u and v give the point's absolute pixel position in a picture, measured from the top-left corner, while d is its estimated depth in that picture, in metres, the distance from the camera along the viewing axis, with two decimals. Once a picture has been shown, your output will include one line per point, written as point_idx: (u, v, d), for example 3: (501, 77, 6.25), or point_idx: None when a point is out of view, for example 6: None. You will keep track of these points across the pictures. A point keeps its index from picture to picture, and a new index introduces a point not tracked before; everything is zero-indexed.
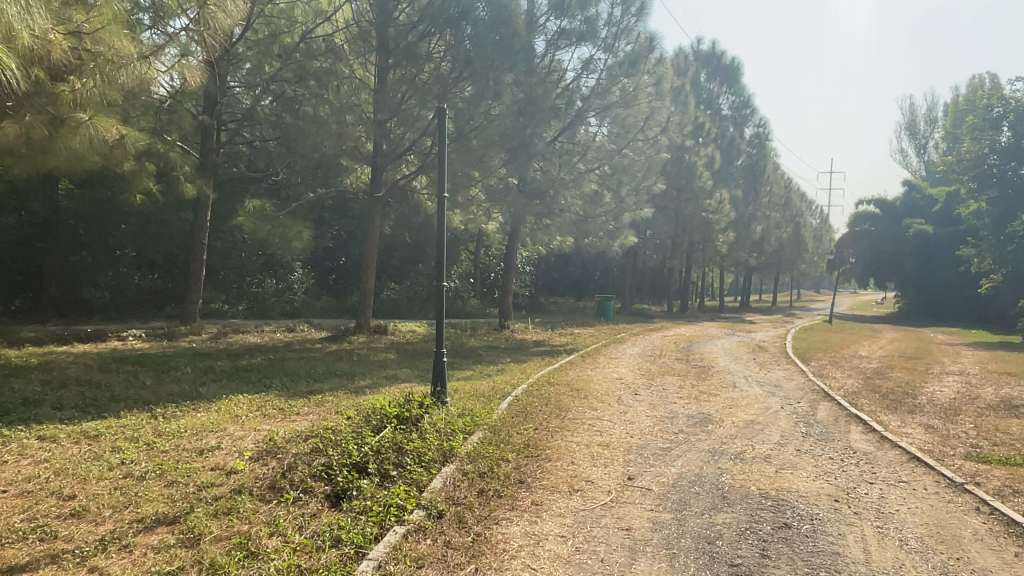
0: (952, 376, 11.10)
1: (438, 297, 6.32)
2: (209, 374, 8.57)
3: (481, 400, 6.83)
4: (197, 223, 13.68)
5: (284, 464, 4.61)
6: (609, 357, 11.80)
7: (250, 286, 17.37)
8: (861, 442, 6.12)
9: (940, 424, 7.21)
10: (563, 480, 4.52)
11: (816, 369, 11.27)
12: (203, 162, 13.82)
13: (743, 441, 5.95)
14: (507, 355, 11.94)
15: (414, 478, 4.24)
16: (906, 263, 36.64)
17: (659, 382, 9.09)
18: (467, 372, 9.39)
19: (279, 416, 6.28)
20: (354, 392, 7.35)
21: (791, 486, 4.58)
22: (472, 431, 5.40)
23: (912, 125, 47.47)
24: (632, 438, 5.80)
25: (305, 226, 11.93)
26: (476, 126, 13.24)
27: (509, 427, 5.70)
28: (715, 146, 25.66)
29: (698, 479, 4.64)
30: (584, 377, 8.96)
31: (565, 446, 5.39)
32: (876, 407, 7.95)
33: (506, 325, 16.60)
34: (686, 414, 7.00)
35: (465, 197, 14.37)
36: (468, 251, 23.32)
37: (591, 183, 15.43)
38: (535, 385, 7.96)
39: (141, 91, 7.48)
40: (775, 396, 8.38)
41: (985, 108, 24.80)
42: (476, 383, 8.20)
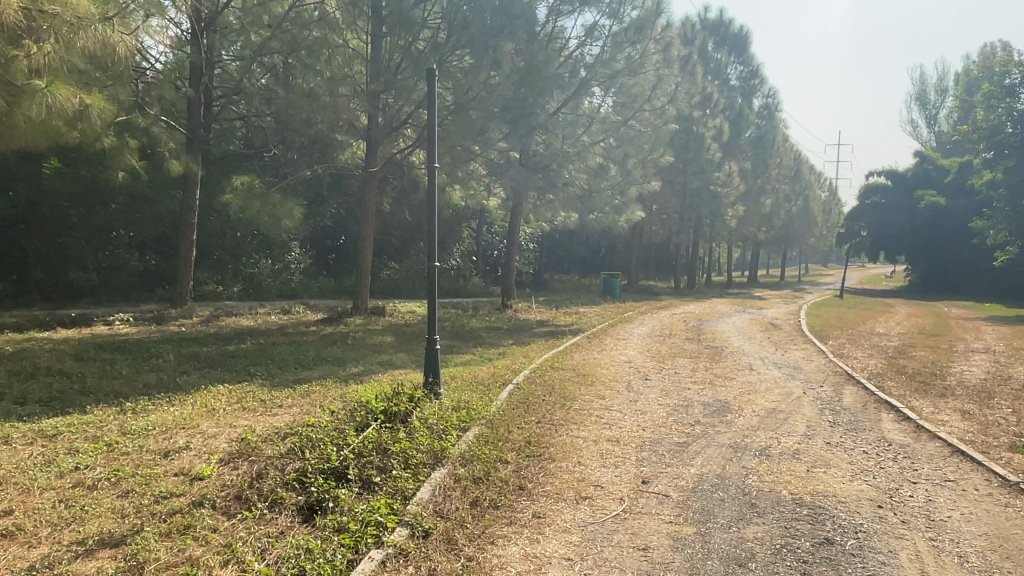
0: (979, 354, 10.51)
1: (430, 273, 5.67)
2: (191, 362, 8.06)
3: (479, 389, 6.27)
4: (186, 201, 13.10)
5: (253, 471, 4.10)
6: (616, 337, 11.25)
7: (245, 267, 16.81)
8: (897, 433, 5.56)
9: (977, 409, 6.63)
10: (570, 486, 3.99)
11: (834, 348, 10.71)
12: (191, 138, 13.22)
13: (767, 434, 5.40)
14: (510, 337, 11.39)
15: (398, 487, 3.72)
16: (918, 236, 35.90)
17: (670, 366, 8.56)
18: (465, 356, 8.86)
19: (259, 410, 5.76)
20: (343, 382, 6.84)
21: (828, 490, 4.05)
22: (468, 427, 4.87)
23: (922, 95, 46.39)
24: (644, 432, 5.26)
25: (296, 204, 11.34)
26: (475, 96, 12.59)
27: (509, 421, 5.18)
28: (723, 117, 24.99)
29: (723, 483, 4.12)
30: (590, 361, 8.42)
31: (571, 442, 4.87)
32: (905, 391, 7.39)
33: (510, 305, 15.99)
34: (701, 402, 6.46)
35: (465, 172, 13.78)
36: (470, 228, 22.76)
37: (596, 157, 14.77)
38: (538, 370, 7.44)
39: (106, 56, 6.99)
40: (795, 380, 7.83)
41: (1003, 74, 23.99)
42: (474, 369, 7.65)
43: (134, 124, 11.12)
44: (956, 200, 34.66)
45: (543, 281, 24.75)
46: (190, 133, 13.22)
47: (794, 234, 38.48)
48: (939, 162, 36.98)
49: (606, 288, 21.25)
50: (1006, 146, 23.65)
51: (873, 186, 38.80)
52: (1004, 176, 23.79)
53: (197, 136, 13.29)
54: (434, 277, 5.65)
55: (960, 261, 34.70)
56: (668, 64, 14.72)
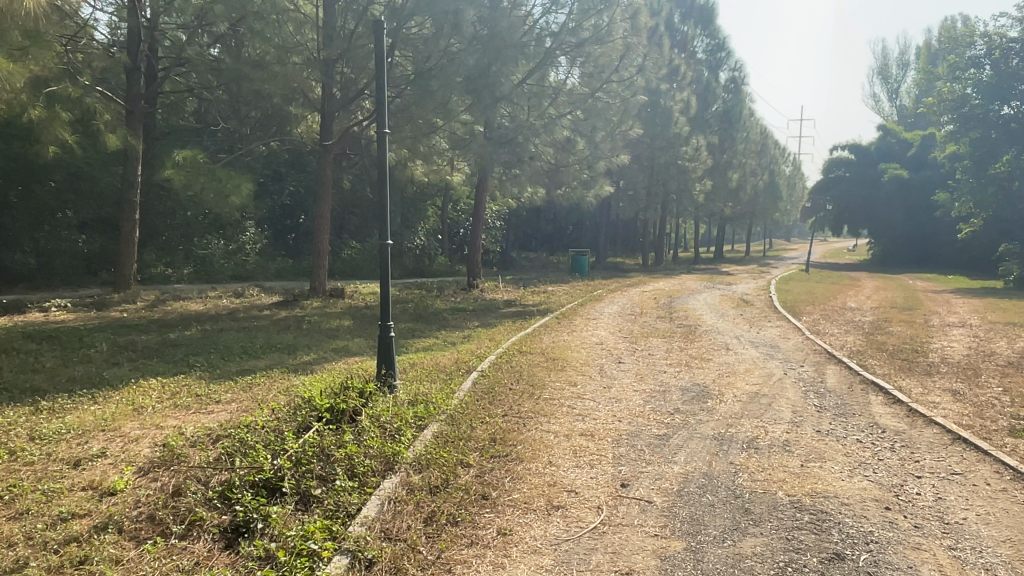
0: (956, 328, 10.27)
1: (381, 253, 5.07)
2: (126, 352, 7.38)
3: (439, 380, 5.72)
4: (127, 178, 12.26)
5: (173, 485, 3.53)
6: (586, 317, 10.79)
7: (196, 248, 15.96)
8: (890, 418, 5.17)
9: (966, 389, 6.30)
10: (542, 493, 3.50)
11: (810, 324, 10.38)
12: (131, 111, 12.36)
13: (753, 422, 4.96)
14: (475, 319, 10.86)
15: (339, 502, 3.18)
16: (882, 209, 36.02)
17: (643, 347, 8.12)
18: (428, 341, 8.30)
19: (192, 408, 5.17)
20: (291, 373, 6.25)
21: (828, 490, 3.62)
22: (425, 424, 4.34)
23: (885, 69, 46.50)
24: (620, 424, 4.78)
25: (244, 179, 10.62)
26: (435, 65, 11.93)
27: (471, 415, 4.66)
28: (691, 91, 24.53)
29: (710, 484, 3.67)
30: (561, 344, 7.92)
31: (541, 438, 4.38)
32: (889, 369, 7.05)
33: (476, 284, 15.42)
34: (679, 387, 6.02)
35: (426, 146, 13.13)
36: (435, 206, 22.08)
37: (563, 129, 14.18)
38: (505, 355, 6.93)
39: (12, 11, 6.10)
40: (775, 360, 7.45)
41: (968, 45, 23.88)
42: (435, 356, 7.10)
43: (65, 94, 10.16)
44: (919, 173, 34.79)
45: (510, 259, 24.22)
46: (129, 105, 12.35)
47: (760, 209, 38.39)
48: (901, 135, 37.01)
49: (574, 266, 20.77)
50: (971, 118, 23.54)
51: (838, 161, 38.72)
52: (966, 148, 23.78)
53: (138, 108, 12.45)
54: (387, 256, 5.05)
55: (925, 233, 35.01)
56: (636, 32, 13.89)
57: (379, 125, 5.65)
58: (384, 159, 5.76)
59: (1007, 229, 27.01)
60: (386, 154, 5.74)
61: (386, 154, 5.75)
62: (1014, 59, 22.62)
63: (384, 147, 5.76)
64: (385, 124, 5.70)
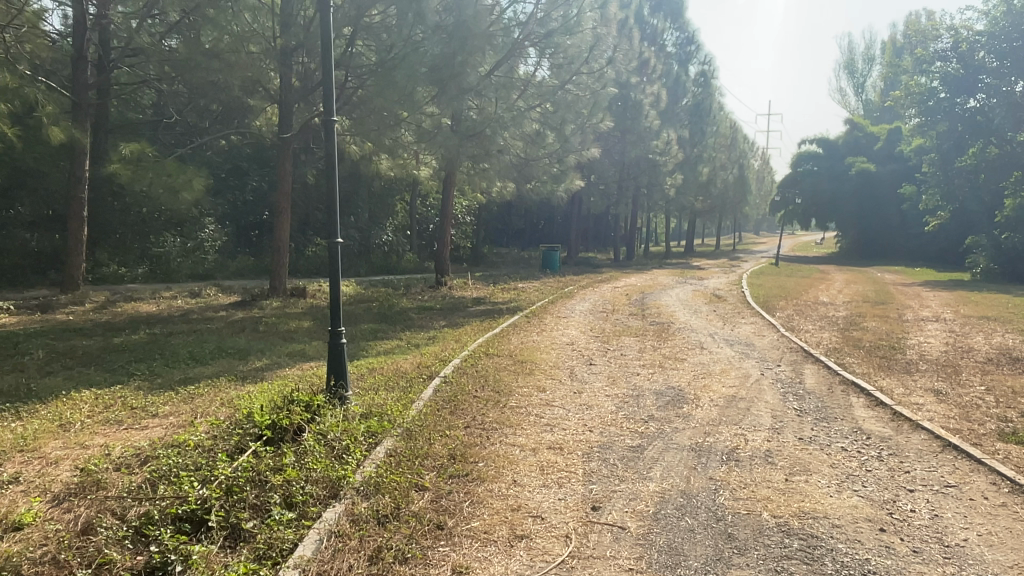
0: (930, 323, 10.14)
1: (331, 251, 4.66)
2: (63, 359, 6.87)
3: (398, 388, 5.33)
4: (74, 173, 11.65)
5: (83, 521, 3.11)
6: (556, 315, 10.45)
7: (151, 246, 15.31)
8: (876, 423, 4.90)
9: (949, 389, 6.08)
10: (503, 520, 3.14)
11: (784, 320, 10.17)
12: (77, 102, 11.75)
13: (732, 430, 4.65)
14: (442, 318, 10.47)
15: (271, 539, 2.80)
16: (849, 203, 36.23)
17: (615, 347, 7.80)
18: (390, 343, 7.88)
19: (124, 423, 4.73)
20: (240, 381, 5.82)
21: (817, 509, 3.32)
22: (379, 440, 3.95)
23: (851, 64, 46.86)
24: (590, 435, 4.44)
25: (197, 174, 10.11)
26: (399, 56, 11.51)
27: (430, 428, 4.29)
28: (661, 84, 24.35)
29: (689, 505, 3.34)
30: (530, 345, 7.57)
31: (505, 453, 4.03)
32: (868, 368, 6.81)
33: (444, 282, 15.00)
34: (653, 391, 5.70)
35: (391, 139, 12.70)
36: (403, 201, 21.61)
37: (532, 122, 13.82)
38: (469, 358, 6.55)
39: None
40: (751, 360, 7.17)
41: (934, 39, 23.92)
42: (396, 360, 6.70)
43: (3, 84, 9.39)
44: (886, 167, 35.08)
45: (481, 255, 23.80)
46: (75, 96, 11.73)
47: (730, 203, 38.40)
48: (868, 128, 37.24)
49: (545, 261, 20.44)
50: (938, 111, 23.67)
51: (805, 154, 38.82)
52: (936, 141, 24.17)
53: (85, 100, 11.83)
54: (337, 254, 4.63)
55: (892, 226, 35.35)
56: (606, 22, 13.56)
57: (326, 114, 5.24)
58: (332, 148, 5.36)
59: (973, 222, 27.38)
60: (334, 141, 5.33)
61: (335, 142, 5.33)
62: (979, 53, 22.65)
63: (332, 134, 5.35)
64: (332, 112, 5.30)
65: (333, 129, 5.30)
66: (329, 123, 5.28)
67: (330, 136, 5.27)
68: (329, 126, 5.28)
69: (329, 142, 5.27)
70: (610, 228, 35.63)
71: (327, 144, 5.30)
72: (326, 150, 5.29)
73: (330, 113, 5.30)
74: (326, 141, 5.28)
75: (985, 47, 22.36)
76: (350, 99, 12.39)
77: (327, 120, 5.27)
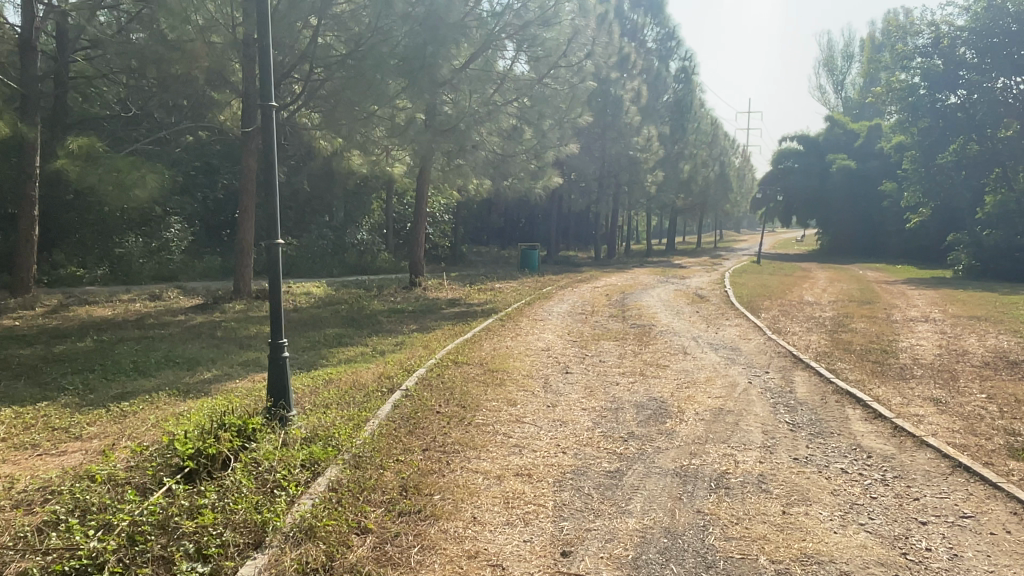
0: (920, 324, 9.79)
1: (270, 255, 4.06)
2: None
3: (352, 403, 4.83)
4: (23, 171, 10.96)
5: None
6: (533, 318, 9.96)
7: (112, 246, 14.64)
8: (876, 440, 4.49)
9: (948, 398, 5.69)
10: (456, 572, 2.67)
11: (770, 321, 9.76)
12: (26, 95, 11.05)
13: (721, 450, 4.20)
14: (413, 321, 9.95)
15: None
16: (830, 200, 36.12)
17: (594, 353, 7.34)
18: (353, 351, 7.38)
19: (39, 449, 4.19)
20: (180, 396, 5.29)
21: (822, 552, 2.87)
22: (322, 470, 3.46)
23: (830, 61, 46.80)
24: (562, 458, 3.97)
25: (152, 171, 9.49)
26: (368, 47, 10.99)
27: (383, 454, 3.79)
28: (641, 79, 23.93)
29: (674, 547, 2.88)
30: (503, 352, 7.08)
31: (467, 483, 3.54)
32: (862, 374, 6.41)
33: (418, 282, 14.49)
34: (634, 403, 5.25)
35: (362, 135, 12.16)
36: (378, 199, 21.04)
37: (509, 116, 13.32)
38: (435, 368, 6.04)
39: None
40: (737, 366, 6.74)
41: (914, 34, 23.69)
42: (357, 370, 6.19)
43: None
44: (867, 164, 35.04)
45: (460, 254, 23.28)
46: (25, 88, 11.02)
47: (711, 200, 38.13)
48: (848, 125, 37.17)
49: (524, 260, 19.98)
50: (921, 107, 23.48)
51: (785, 152, 38.61)
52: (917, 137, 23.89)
53: (35, 92, 11.14)
54: (277, 258, 4.04)
55: (873, 224, 35.34)
56: (584, 14, 13.11)
57: (263, 99, 4.61)
58: (271, 135, 4.70)
59: (953, 219, 27.36)
60: (275, 128, 4.67)
61: (275, 130, 4.67)
62: (960, 49, 22.42)
63: (272, 120, 4.69)
64: (271, 97, 4.66)
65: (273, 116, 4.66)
66: (268, 110, 4.64)
67: (269, 123, 4.62)
68: (268, 113, 4.64)
69: (268, 130, 4.62)
70: (590, 226, 35.25)
71: (266, 131, 4.64)
72: (263, 138, 4.62)
73: (269, 98, 4.66)
74: (264, 128, 4.63)
75: (966, 43, 22.14)
76: (318, 92, 11.83)
77: (266, 106, 4.63)
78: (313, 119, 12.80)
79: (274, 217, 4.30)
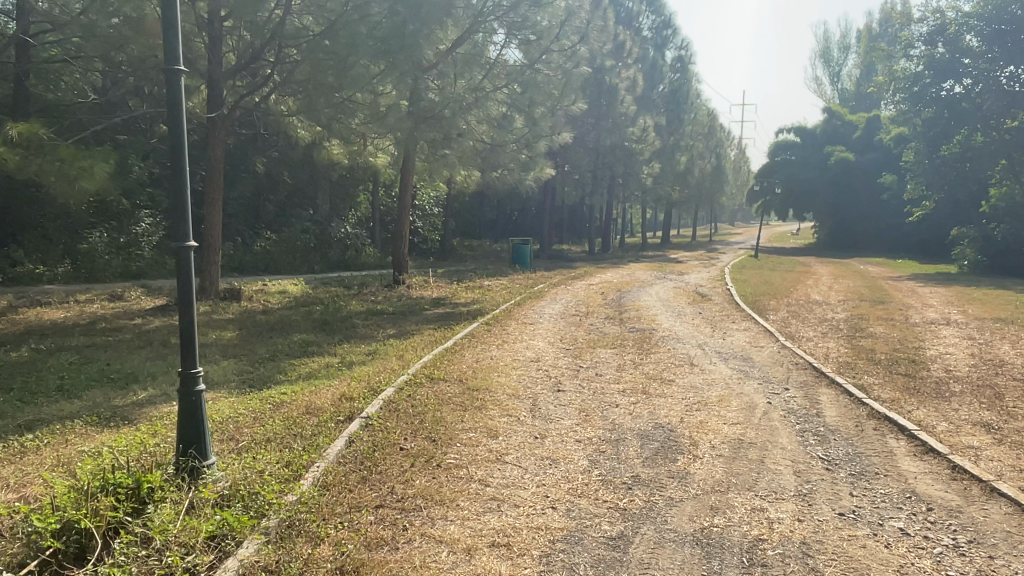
0: (943, 327, 9.00)
1: (180, 261, 3.19)
2: None
3: (298, 439, 3.98)
4: None
5: None
6: (522, 322, 9.13)
7: (75, 242, 13.70)
8: (933, 486, 3.67)
9: (1001, 423, 4.88)
10: None
11: (780, 325, 8.97)
12: None
13: (750, 503, 3.38)
14: (392, 325, 9.10)
15: None
16: (828, 193, 35.35)
17: (589, 364, 6.53)
18: (318, 363, 6.51)
19: None
20: (96, 429, 4.41)
21: None
22: (235, 549, 2.64)
23: (827, 52, 45.95)
24: (551, 518, 3.14)
25: (102, 160, 8.55)
26: (343, 25, 10.10)
27: (322, 521, 2.97)
28: (637, 68, 23.05)
29: None
30: (486, 365, 6.23)
31: (424, 561, 2.72)
32: (895, 392, 5.62)
33: (402, 281, 13.62)
34: (639, 432, 4.44)
35: (340, 124, 11.28)
36: (365, 191, 20.19)
37: (497, 103, 12.43)
38: (406, 388, 5.19)
39: None
40: (752, 382, 5.91)
41: (917, 22, 22.91)
42: (317, 389, 5.35)
43: None
44: (865, 156, 34.34)
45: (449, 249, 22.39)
46: None
47: (707, 193, 37.28)
48: (846, 117, 36.41)
49: (515, 255, 19.15)
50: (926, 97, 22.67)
51: (781, 144, 37.78)
52: (921, 128, 23.07)
53: None
54: (187, 265, 3.19)
55: (871, 217, 34.64)
56: None
57: (167, 63, 3.18)
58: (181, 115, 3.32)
59: (957, 212, 26.52)
60: (184, 102, 3.25)
61: (183, 105, 3.26)
62: (966, 37, 21.67)
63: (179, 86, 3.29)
64: (177, 58, 3.24)
65: (181, 88, 3.23)
66: (174, 79, 3.21)
67: (175, 98, 3.22)
68: (173, 80, 3.22)
69: (173, 107, 3.20)
70: (585, 219, 34.40)
71: (171, 106, 3.22)
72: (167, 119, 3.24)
73: (174, 59, 3.22)
74: (169, 103, 3.22)
75: (973, 30, 21.40)
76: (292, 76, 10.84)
77: (171, 72, 3.20)
78: (288, 105, 11.87)
79: (184, 205, 3.25)
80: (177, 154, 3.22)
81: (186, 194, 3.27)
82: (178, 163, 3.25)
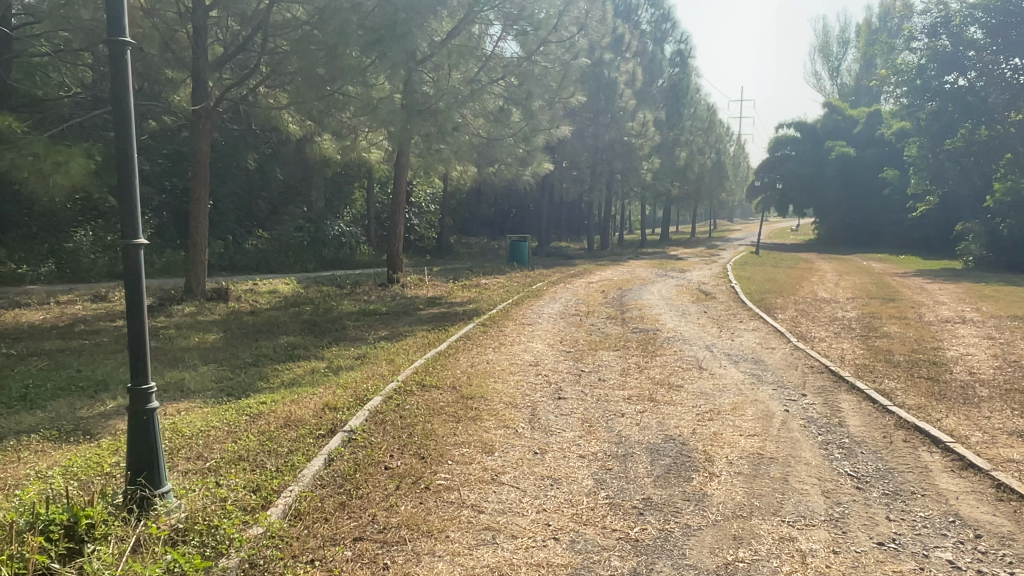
0: (960, 326, 8.61)
1: (128, 261, 2.78)
2: None
3: (272, 457, 3.59)
4: None
5: None
6: (520, 323, 8.73)
7: (60, 241, 13.33)
8: (979, 509, 3.29)
9: None
10: None
11: (790, 324, 8.59)
12: None
13: (777, 531, 3.00)
14: (384, 327, 8.71)
15: None
16: (829, 188, 34.89)
17: (591, 368, 6.14)
18: (303, 368, 6.12)
19: None
20: (54, 445, 4.02)
21: None
22: None
23: (827, 47, 45.51)
24: (552, 552, 2.76)
25: (79, 154, 8.15)
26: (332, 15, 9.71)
27: (290, 561, 2.57)
28: (636, 62, 22.60)
29: None
30: (482, 370, 5.85)
31: None
32: (920, 398, 5.24)
33: (396, 279, 13.23)
34: (648, 446, 4.06)
35: (331, 116, 10.88)
36: (360, 188, 19.78)
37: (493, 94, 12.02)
38: (395, 397, 4.79)
39: None
40: (766, 387, 5.53)
41: (920, 13, 22.46)
42: (299, 398, 4.96)
43: None
44: (867, 151, 33.88)
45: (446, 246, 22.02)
46: None
47: (707, 189, 36.88)
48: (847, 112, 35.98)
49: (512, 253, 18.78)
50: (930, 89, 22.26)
51: (782, 139, 37.33)
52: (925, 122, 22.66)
53: None
54: (136, 266, 2.78)
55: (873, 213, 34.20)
56: None
57: (112, 34, 2.76)
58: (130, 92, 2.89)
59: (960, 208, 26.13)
60: (130, 76, 2.82)
61: (131, 84, 2.82)
62: (971, 28, 21.24)
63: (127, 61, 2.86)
64: (123, 28, 2.81)
65: (128, 63, 2.80)
66: (118, 51, 2.78)
67: (120, 75, 2.78)
68: (118, 53, 2.79)
69: (117, 85, 2.77)
70: (584, 216, 33.99)
71: (115, 85, 2.78)
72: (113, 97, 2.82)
73: (120, 30, 2.80)
74: (113, 81, 2.78)
75: (977, 22, 20.96)
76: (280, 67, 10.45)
77: (116, 44, 2.77)
78: (277, 98, 11.48)
79: (133, 196, 2.83)
80: (124, 141, 2.80)
81: (135, 184, 2.85)
82: (126, 150, 2.82)
